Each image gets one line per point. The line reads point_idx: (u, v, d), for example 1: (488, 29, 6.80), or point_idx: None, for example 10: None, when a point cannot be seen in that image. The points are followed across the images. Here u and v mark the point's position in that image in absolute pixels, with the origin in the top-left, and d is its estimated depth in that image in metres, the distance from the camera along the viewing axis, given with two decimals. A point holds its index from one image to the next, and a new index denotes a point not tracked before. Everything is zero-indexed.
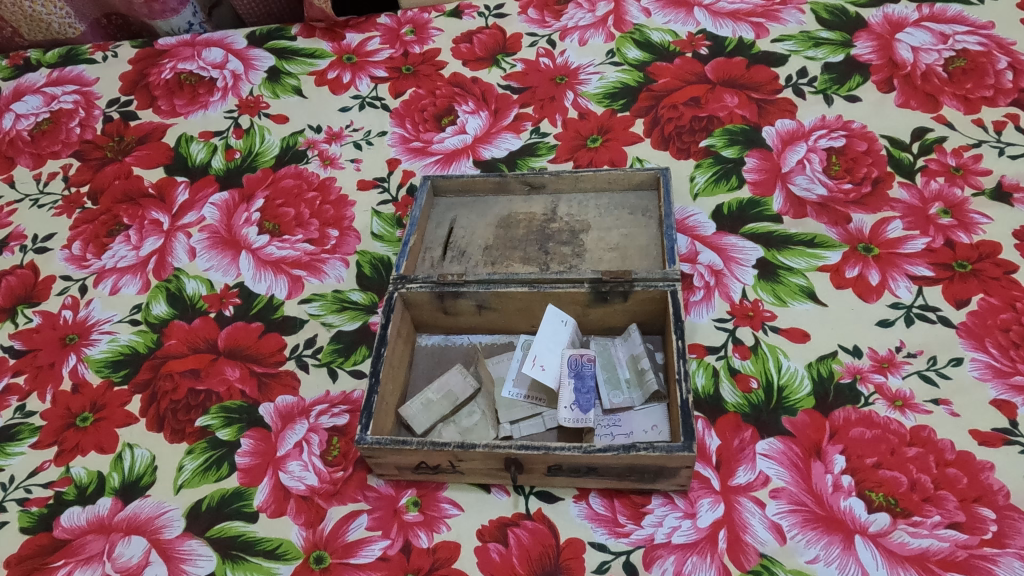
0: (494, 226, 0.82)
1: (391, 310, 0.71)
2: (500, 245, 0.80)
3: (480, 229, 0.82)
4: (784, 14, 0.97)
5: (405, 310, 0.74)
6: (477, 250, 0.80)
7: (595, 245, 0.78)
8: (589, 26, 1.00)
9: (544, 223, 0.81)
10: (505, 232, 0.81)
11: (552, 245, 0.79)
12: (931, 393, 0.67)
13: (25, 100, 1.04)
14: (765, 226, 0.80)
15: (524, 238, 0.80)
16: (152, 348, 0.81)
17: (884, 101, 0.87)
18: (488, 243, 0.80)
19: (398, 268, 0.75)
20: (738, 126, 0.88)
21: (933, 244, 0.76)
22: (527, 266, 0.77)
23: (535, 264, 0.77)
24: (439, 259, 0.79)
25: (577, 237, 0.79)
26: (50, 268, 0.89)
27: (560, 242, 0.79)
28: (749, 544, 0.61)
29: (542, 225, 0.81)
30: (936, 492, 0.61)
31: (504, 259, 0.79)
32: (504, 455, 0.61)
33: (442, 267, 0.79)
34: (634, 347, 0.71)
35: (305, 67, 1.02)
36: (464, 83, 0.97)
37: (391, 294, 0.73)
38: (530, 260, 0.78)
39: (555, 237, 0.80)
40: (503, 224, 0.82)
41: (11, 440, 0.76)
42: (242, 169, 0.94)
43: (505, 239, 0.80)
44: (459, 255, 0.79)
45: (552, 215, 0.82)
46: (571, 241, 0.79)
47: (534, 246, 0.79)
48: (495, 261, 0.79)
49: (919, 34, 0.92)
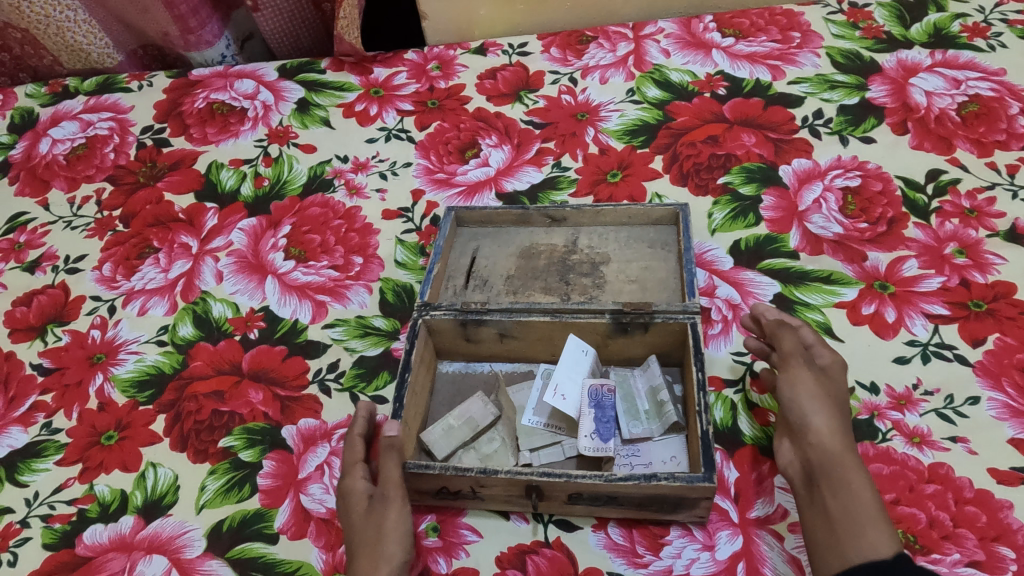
0: (516, 256, 0.84)
1: (415, 336, 0.73)
2: (521, 275, 0.82)
3: (503, 259, 0.84)
4: (800, 57, 0.99)
5: (428, 337, 0.76)
6: (499, 279, 0.82)
7: (615, 277, 0.80)
8: (610, 65, 1.02)
9: (565, 255, 0.83)
10: (527, 263, 0.83)
11: (573, 276, 0.81)
12: (948, 430, 0.67)
13: (62, 126, 1.07)
14: (782, 262, 0.82)
15: (545, 269, 0.82)
16: (177, 369, 0.82)
17: (898, 143, 0.89)
18: (510, 273, 0.82)
19: (422, 295, 0.76)
20: (755, 164, 0.90)
21: (949, 283, 0.77)
22: (549, 296, 0.79)
23: (557, 294, 0.79)
24: (462, 287, 0.81)
25: (597, 269, 0.81)
26: (81, 288, 0.91)
27: (581, 274, 0.81)
28: None
29: (563, 257, 0.83)
30: (955, 530, 0.62)
31: (526, 289, 0.80)
32: (525, 482, 0.62)
33: (465, 296, 0.80)
34: (654, 378, 0.72)
35: (334, 99, 1.05)
36: (488, 117, 1.00)
37: (415, 321, 0.74)
38: (551, 290, 0.79)
39: (576, 268, 0.81)
40: (525, 255, 0.84)
41: (37, 456, 0.77)
42: (270, 197, 0.96)
43: (527, 269, 0.82)
44: (481, 284, 0.81)
45: (573, 248, 0.83)
46: (592, 273, 0.81)
47: (556, 277, 0.81)
48: (517, 290, 0.80)
49: (932, 79, 0.94)
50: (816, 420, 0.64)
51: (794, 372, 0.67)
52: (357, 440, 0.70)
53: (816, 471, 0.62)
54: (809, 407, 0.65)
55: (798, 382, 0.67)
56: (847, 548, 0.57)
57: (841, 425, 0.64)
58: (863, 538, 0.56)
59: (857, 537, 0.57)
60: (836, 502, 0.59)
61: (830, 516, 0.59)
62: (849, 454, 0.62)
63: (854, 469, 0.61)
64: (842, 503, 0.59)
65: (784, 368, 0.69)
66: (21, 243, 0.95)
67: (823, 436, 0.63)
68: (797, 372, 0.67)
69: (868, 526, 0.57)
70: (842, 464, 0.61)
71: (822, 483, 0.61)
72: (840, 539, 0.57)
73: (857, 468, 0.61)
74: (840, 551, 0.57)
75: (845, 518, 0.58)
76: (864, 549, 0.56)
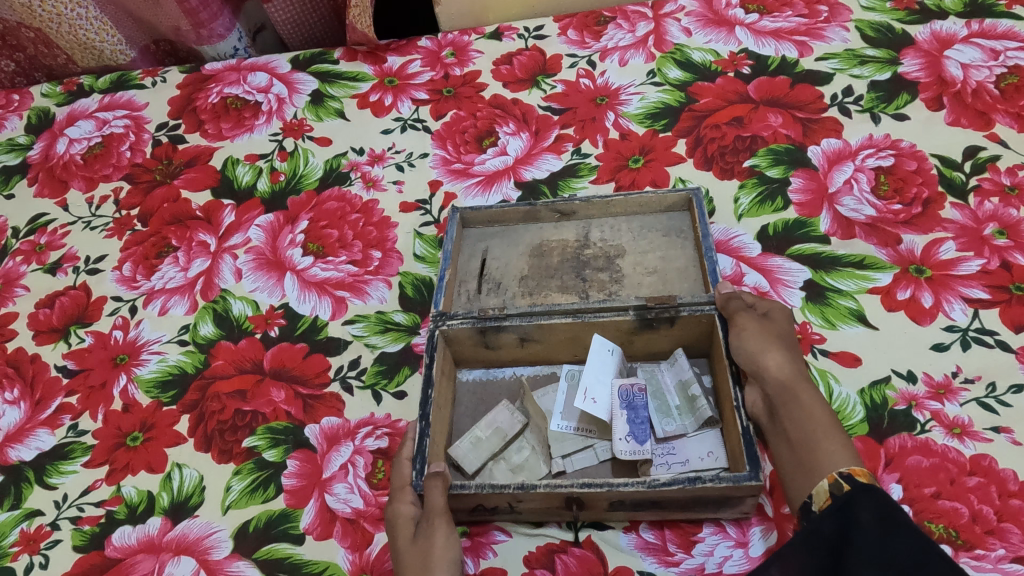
0: (527, 255, 0.82)
1: (434, 348, 0.71)
2: (536, 274, 0.80)
3: (515, 260, 0.82)
4: (828, 32, 0.95)
5: (446, 347, 0.74)
6: (513, 281, 0.80)
7: (633, 270, 0.78)
8: (629, 46, 0.99)
9: (578, 250, 0.81)
10: (539, 261, 0.81)
11: (589, 272, 0.79)
12: (991, 420, 0.65)
13: (77, 125, 1.07)
14: (812, 247, 0.79)
15: (559, 265, 0.80)
16: (200, 368, 0.82)
17: (933, 119, 0.85)
18: (523, 273, 0.80)
19: (437, 305, 0.75)
20: (783, 145, 0.87)
21: (989, 265, 0.74)
22: (567, 295, 0.77)
23: (575, 292, 0.77)
24: (475, 292, 0.80)
25: (613, 262, 0.79)
26: (102, 289, 0.91)
27: (597, 269, 0.79)
28: None
29: (576, 252, 0.81)
30: (1000, 525, 0.60)
31: (541, 289, 0.79)
32: (565, 494, 0.60)
33: (479, 302, 0.79)
34: (682, 373, 0.71)
35: (348, 90, 1.03)
36: (505, 104, 0.98)
37: (433, 331, 0.73)
38: (568, 288, 0.78)
39: (591, 263, 0.79)
40: (536, 253, 0.82)
41: (65, 459, 0.78)
42: (287, 192, 0.95)
43: (540, 268, 0.80)
44: (495, 287, 0.80)
45: (585, 242, 0.82)
46: (608, 267, 0.79)
47: (571, 274, 0.79)
48: (533, 291, 0.79)
49: (968, 51, 0.90)
50: (764, 358, 0.65)
51: (739, 320, 0.68)
52: (403, 462, 0.66)
53: (774, 404, 0.64)
54: (755, 348, 0.66)
55: (740, 326, 0.67)
56: (808, 465, 0.59)
57: (793, 359, 0.66)
58: (820, 455, 0.58)
59: (814, 451, 0.59)
60: (793, 425, 0.62)
61: (789, 438, 0.62)
62: (802, 380, 0.64)
63: (809, 392, 0.63)
64: (800, 426, 0.61)
65: (728, 318, 0.69)
66: (41, 245, 0.95)
67: (775, 373, 0.64)
68: (740, 319, 0.67)
69: (825, 441, 0.59)
70: (796, 392, 0.63)
71: (781, 413, 0.63)
72: (801, 457, 0.60)
73: (811, 391, 0.63)
74: (804, 469, 0.59)
75: (802, 438, 0.60)
76: (822, 463, 0.58)
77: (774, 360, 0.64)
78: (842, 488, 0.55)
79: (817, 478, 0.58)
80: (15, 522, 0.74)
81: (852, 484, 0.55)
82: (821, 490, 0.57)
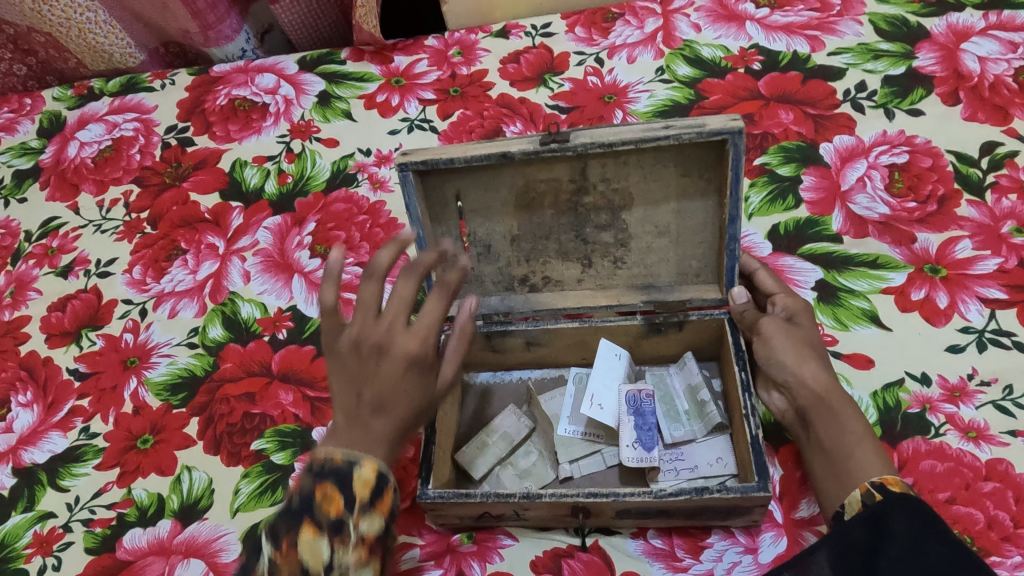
0: (514, 208, 0.67)
1: None
2: (529, 234, 0.69)
3: (500, 215, 0.68)
4: (841, 26, 0.93)
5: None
6: (505, 242, 0.70)
7: (640, 229, 0.68)
8: (637, 43, 0.98)
9: (575, 197, 0.66)
10: (530, 214, 0.68)
11: (590, 231, 0.68)
12: (1008, 424, 0.64)
13: (88, 128, 1.07)
14: (825, 247, 0.78)
15: (555, 220, 0.68)
16: (209, 371, 0.82)
17: (949, 115, 0.83)
18: (514, 233, 0.69)
19: (436, 310, 0.71)
20: (794, 143, 0.85)
21: (1006, 264, 0.73)
22: (569, 265, 0.71)
23: (576, 260, 0.71)
24: (465, 261, 0.71)
25: (618, 217, 0.67)
26: (113, 292, 0.91)
27: (599, 227, 0.68)
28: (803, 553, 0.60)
29: (574, 200, 0.66)
30: (1016, 531, 0.59)
31: (537, 252, 0.70)
32: (571, 504, 0.60)
33: (473, 269, 0.72)
34: (691, 377, 0.70)
35: (355, 91, 1.02)
36: (512, 103, 0.97)
37: None
38: (569, 254, 0.70)
39: (592, 219, 0.67)
40: (524, 202, 0.67)
41: (77, 461, 0.78)
42: (295, 194, 0.95)
43: (532, 226, 0.69)
44: (485, 252, 0.70)
45: (583, 185, 0.65)
46: (612, 223, 0.68)
47: (570, 234, 0.69)
48: (530, 255, 0.71)
49: (986, 43, 0.88)
50: (793, 364, 0.61)
51: (764, 329, 0.64)
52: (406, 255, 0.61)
53: (806, 415, 0.60)
54: (783, 356, 0.62)
55: (765, 335, 0.63)
56: (839, 475, 0.56)
57: (825, 364, 0.61)
58: (852, 466, 0.55)
59: (848, 461, 0.56)
60: (828, 435, 0.58)
61: (824, 448, 0.58)
62: (838, 390, 0.59)
63: (843, 400, 0.58)
64: (832, 434, 0.57)
65: (754, 330, 0.65)
66: (54, 248, 0.96)
67: (811, 387, 0.60)
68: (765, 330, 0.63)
69: (856, 449, 0.56)
70: (831, 404, 0.58)
71: (813, 422, 0.59)
72: (835, 468, 0.56)
73: (847, 401, 0.59)
74: (835, 478, 0.56)
75: (836, 449, 0.57)
76: (853, 472, 0.55)
77: (808, 371, 0.60)
78: (874, 498, 0.52)
79: (847, 488, 0.55)
80: (28, 524, 0.75)
81: (884, 493, 0.52)
82: (852, 500, 0.54)
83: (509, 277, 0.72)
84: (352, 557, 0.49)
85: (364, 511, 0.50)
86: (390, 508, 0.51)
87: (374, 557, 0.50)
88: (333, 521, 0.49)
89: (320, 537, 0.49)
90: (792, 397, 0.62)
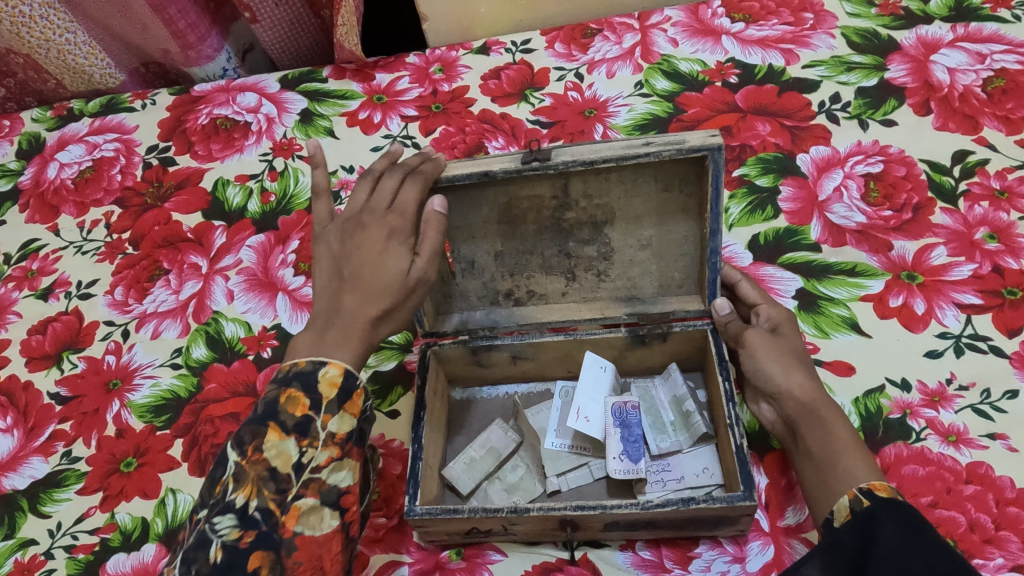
0: (496, 224, 0.67)
1: (426, 369, 0.70)
2: (512, 250, 0.70)
3: (483, 231, 0.68)
4: (815, 40, 0.95)
5: (438, 366, 0.73)
6: (488, 259, 0.70)
7: (623, 243, 0.68)
8: (616, 58, 0.99)
9: (557, 211, 0.66)
10: (512, 229, 0.68)
11: (573, 244, 0.69)
12: (986, 427, 0.65)
13: (68, 149, 1.07)
14: (804, 256, 0.79)
15: (537, 235, 0.68)
16: (193, 392, 0.82)
17: (922, 125, 0.85)
18: (497, 250, 0.69)
19: (422, 327, 0.72)
20: (771, 154, 0.86)
21: (980, 270, 0.74)
22: (552, 278, 0.72)
23: (560, 274, 0.71)
24: (448, 277, 0.71)
25: (601, 232, 0.67)
26: (94, 313, 0.90)
27: (582, 240, 0.68)
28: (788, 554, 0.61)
29: (555, 215, 0.67)
30: (998, 533, 0.60)
31: (521, 267, 0.71)
32: (559, 517, 0.60)
33: (456, 285, 0.72)
34: (676, 388, 0.71)
35: (337, 108, 1.03)
36: (494, 119, 0.97)
37: (424, 353, 0.71)
38: (552, 268, 0.71)
39: (574, 233, 0.68)
40: (506, 217, 0.67)
41: (58, 486, 0.77)
42: (277, 212, 0.95)
43: (515, 241, 0.69)
44: (469, 268, 0.71)
45: (565, 201, 0.65)
46: (595, 237, 0.68)
47: (553, 248, 0.69)
48: (513, 270, 0.71)
49: (955, 55, 0.90)
50: (779, 375, 0.61)
51: (748, 341, 0.64)
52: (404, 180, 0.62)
53: (794, 424, 0.60)
54: (768, 367, 0.62)
55: (750, 346, 0.64)
56: (828, 481, 0.56)
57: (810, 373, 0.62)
58: (840, 470, 0.55)
59: (836, 466, 0.56)
60: (815, 442, 0.58)
61: (812, 455, 0.58)
62: (825, 399, 0.59)
63: (829, 407, 0.59)
64: (820, 442, 0.57)
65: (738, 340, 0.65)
66: (33, 270, 0.95)
67: (796, 395, 0.60)
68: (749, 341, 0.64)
69: (844, 456, 0.56)
70: (818, 412, 0.59)
71: (801, 431, 0.59)
72: (824, 474, 0.56)
73: (834, 409, 0.59)
74: (824, 485, 0.56)
75: (824, 455, 0.57)
76: (841, 477, 0.55)
77: (793, 380, 0.60)
78: (863, 504, 0.53)
79: (836, 494, 0.55)
80: (9, 551, 0.74)
81: (871, 499, 0.52)
82: (842, 506, 0.54)
83: (493, 291, 0.73)
84: (322, 455, 0.55)
85: (331, 411, 0.55)
86: (360, 408, 0.57)
87: (343, 453, 0.56)
88: (299, 421, 0.54)
89: (289, 438, 0.54)
90: (779, 407, 0.62)
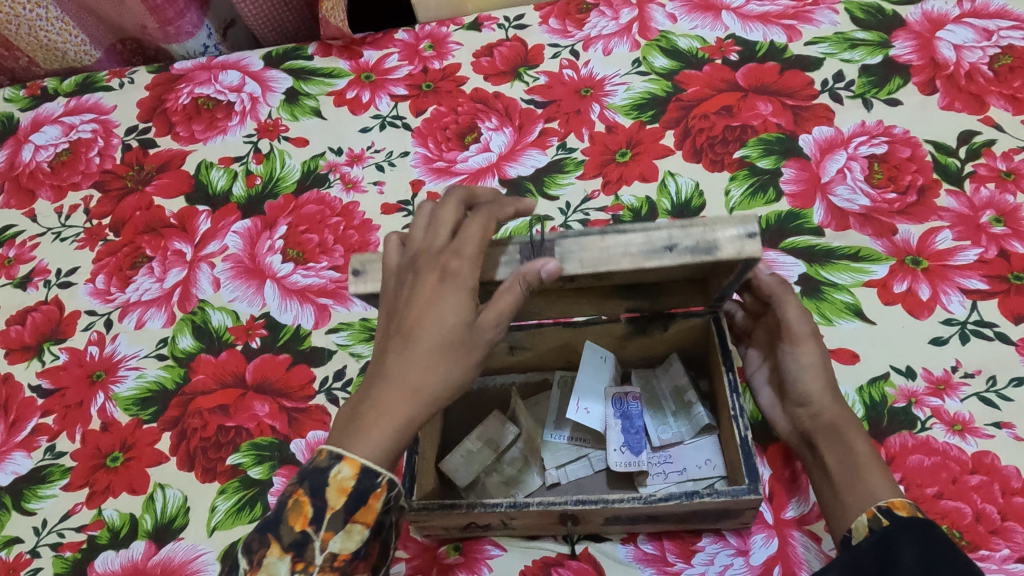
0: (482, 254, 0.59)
1: None
2: None
3: None
4: (817, 15, 0.92)
5: None
6: None
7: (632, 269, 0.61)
8: (613, 34, 0.96)
9: None
10: None
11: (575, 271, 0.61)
12: (992, 416, 0.64)
13: (43, 131, 1.02)
14: (806, 240, 0.77)
15: None
16: (180, 384, 0.79)
17: (927, 104, 0.83)
18: None
19: None
20: (773, 135, 0.84)
21: (986, 255, 0.72)
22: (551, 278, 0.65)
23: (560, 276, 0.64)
24: None
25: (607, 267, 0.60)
26: (75, 302, 0.87)
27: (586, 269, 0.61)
28: (796, 554, 0.60)
29: None
30: (1004, 524, 0.59)
31: None
32: (560, 511, 0.59)
33: None
34: (677, 378, 0.70)
35: (323, 87, 0.99)
36: (487, 98, 0.94)
37: None
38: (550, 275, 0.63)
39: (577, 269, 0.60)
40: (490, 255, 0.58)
41: (43, 483, 0.75)
42: (264, 196, 0.92)
43: None
44: None
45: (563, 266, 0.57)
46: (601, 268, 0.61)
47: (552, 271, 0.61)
48: None
49: (960, 31, 0.87)
50: (804, 382, 0.61)
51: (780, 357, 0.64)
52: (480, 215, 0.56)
53: (814, 439, 0.60)
54: (806, 391, 0.61)
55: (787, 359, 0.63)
56: (846, 495, 0.56)
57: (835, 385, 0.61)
58: (857, 486, 0.55)
59: (853, 484, 0.56)
60: (835, 460, 0.58)
61: (829, 472, 0.58)
62: (850, 419, 0.59)
63: (852, 424, 0.59)
64: (838, 457, 0.58)
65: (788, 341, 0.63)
66: (10, 258, 0.92)
67: (823, 417, 0.60)
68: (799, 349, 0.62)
69: (865, 473, 0.56)
70: (842, 432, 0.59)
71: (819, 446, 0.60)
72: (840, 489, 0.57)
73: (857, 428, 0.59)
74: (836, 496, 0.57)
75: (842, 472, 0.57)
76: (859, 495, 0.55)
77: (814, 407, 0.61)
78: (881, 523, 0.52)
79: (853, 509, 0.55)
80: None
81: (891, 519, 0.52)
82: (860, 524, 0.54)
83: None
84: None
85: (334, 528, 0.48)
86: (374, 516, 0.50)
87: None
88: (297, 539, 0.48)
89: (285, 558, 0.48)
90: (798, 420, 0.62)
